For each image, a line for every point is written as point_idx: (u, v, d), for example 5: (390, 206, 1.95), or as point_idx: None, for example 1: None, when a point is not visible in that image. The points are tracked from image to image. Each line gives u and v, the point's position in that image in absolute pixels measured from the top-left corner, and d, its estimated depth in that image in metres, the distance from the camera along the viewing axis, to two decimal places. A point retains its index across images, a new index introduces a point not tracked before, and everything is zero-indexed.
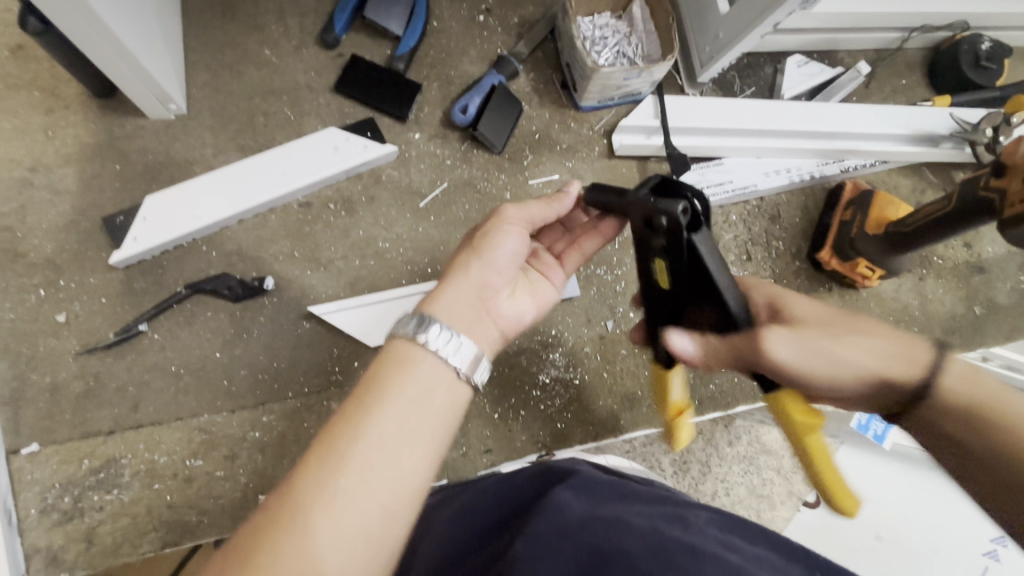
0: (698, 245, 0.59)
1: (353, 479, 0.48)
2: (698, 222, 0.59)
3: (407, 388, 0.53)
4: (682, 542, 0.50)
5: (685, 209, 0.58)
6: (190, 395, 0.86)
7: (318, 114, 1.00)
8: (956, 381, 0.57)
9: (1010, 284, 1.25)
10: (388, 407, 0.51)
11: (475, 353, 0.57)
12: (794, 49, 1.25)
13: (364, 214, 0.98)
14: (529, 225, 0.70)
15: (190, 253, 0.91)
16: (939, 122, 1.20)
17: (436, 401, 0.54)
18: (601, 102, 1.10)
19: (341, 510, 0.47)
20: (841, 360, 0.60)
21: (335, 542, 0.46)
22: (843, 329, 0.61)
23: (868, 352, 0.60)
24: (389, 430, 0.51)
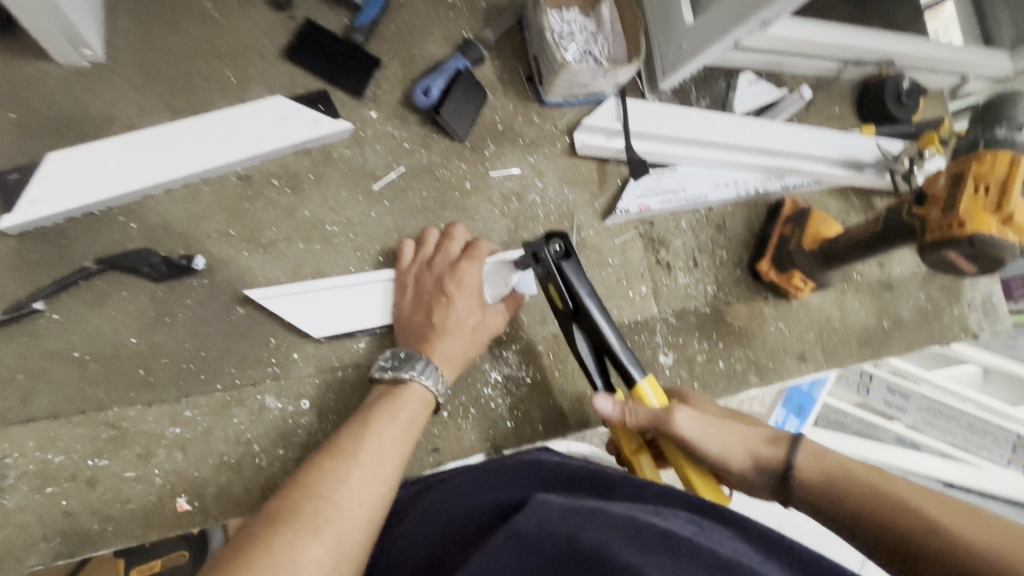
0: (567, 272, 0.81)
1: (337, 494, 0.60)
2: (569, 256, 0.81)
3: (404, 410, 0.72)
4: (656, 526, 0.52)
5: (556, 249, 0.80)
6: (97, 386, 0.75)
7: (264, 80, 0.91)
8: (806, 461, 0.70)
9: (911, 301, 1.39)
10: (392, 416, 0.70)
11: (436, 370, 0.77)
12: (747, 67, 1.30)
13: (311, 194, 0.90)
14: (462, 283, 0.84)
15: (103, 223, 0.79)
16: (867, 150, 1.30)
17: (421, 423, 0.74)
18: (565, 99, 1.08)
19: (353, 489, 0.62)
20: (727, 444, 0.73)
21: (347, 516, 0.59)
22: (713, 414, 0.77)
23: (753, 451, 0.73)
24: (368, 455, 0.66)
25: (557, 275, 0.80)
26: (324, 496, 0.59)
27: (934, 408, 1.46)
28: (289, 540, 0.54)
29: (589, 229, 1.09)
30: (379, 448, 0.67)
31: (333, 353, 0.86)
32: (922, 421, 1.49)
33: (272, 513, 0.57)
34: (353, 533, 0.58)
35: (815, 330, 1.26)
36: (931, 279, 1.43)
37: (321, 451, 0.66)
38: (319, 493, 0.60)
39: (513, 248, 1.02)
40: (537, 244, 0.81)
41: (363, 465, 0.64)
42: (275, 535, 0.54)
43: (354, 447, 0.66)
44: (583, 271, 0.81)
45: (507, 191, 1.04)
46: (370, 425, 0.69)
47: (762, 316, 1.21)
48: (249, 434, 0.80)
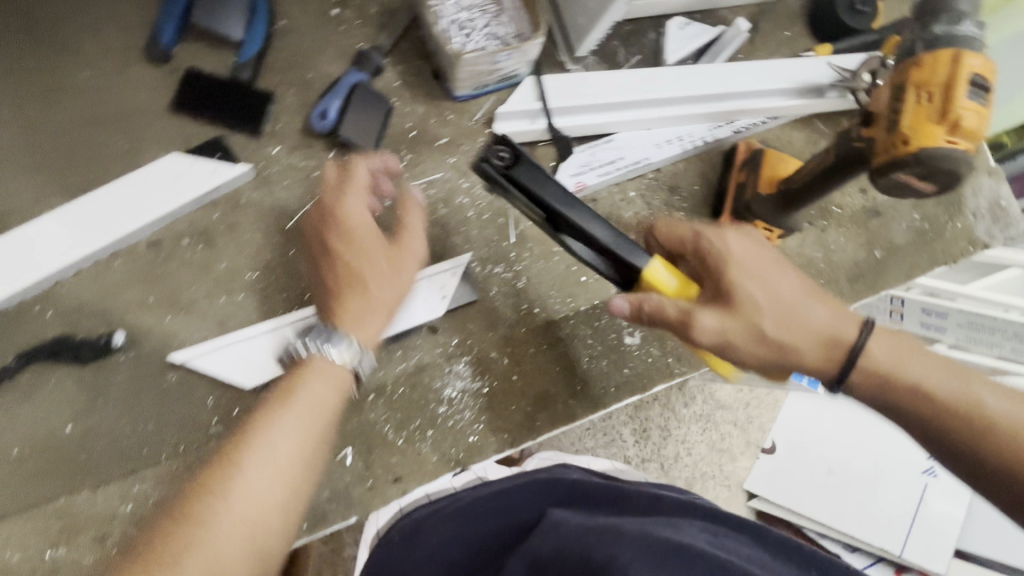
0: (519, 178, 0.74)
1: (245, 487, 0.69)
2: (518, 161, 0.74)
3: (304, 391, 0.76)
4: (670, 540, 0.62)
5: (504, 157, 0.74)
6: (43, 477, 0.76)
7: (157, 139, 0.89)
8: (879, 350, 0.74)
9: (905, 224, 1.28)
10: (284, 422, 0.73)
11: (348, 347, 0.82)
12: (675, 11, 1.21)
13: (225, 245, 0.88)
14: (359, 245, 0.86)
15: (22, 317, 0.80)
16: (821, 73, 1.19)
17: (327, 401, 0.78)
18: (477, 89, 1.03)
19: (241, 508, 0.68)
20: (805, 326, 0.72)
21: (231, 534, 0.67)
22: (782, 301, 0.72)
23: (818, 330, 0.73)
24: (276, 447, 0.72)
25: (506, 185, 0.75)
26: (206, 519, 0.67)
27: (974, 322, 1.32)
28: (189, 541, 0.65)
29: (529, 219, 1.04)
30: (269, 457, 0.71)
31: None
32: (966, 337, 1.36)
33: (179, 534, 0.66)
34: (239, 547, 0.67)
35: None
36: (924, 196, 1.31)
37: (227, 462, 0.72)
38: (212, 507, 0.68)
39: (447, 256, 0.98)
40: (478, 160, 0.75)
41: (258, 465, 0.70)
42: (176, 534, 0.66)
43: (234, 476, 0.69)
44: (539, 170, 0.75)
45: (432, 199, 1.00)
46: (277, 415, 0.74)
47: None
48: None
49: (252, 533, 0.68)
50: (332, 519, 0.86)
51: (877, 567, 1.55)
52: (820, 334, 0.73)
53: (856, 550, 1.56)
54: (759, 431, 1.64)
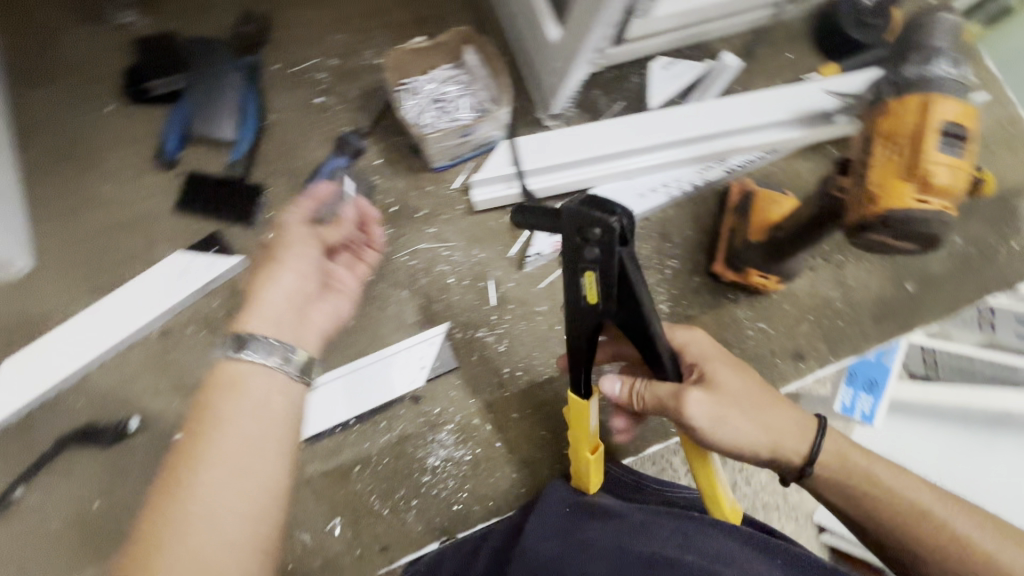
0: (626, 262, 0.62)
1: (208, 467, 0.58)
2: (627, 242, 0.62)
3: (244, 419, 0.62)
4: None
5: (618, 225, 0.60)
6: (75, 548, 0.88)
7: (168, 239, 1.00)
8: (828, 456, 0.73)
9: (944, 251, 1.15)
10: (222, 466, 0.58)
11: (297, 357, 0.68)
12: (657, 51, 1.18)
13: (224, 330, 0.97)
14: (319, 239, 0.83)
15: (57, 406, 0.92)
16: (823, 99, 1.11)
17: (279, 424, 0.63)
18: (454, 159, 1.07)
19: (208, 518, 0.55)
20: (738, 432, 0.71)
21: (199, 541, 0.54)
22: (754, 406, 0.72)
23: (791, 420, 0.73)
24: (234, 445, 0.60)
25: (625, 268, 0.63)
26: (183, 511, 0.55)
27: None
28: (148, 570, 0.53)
29: (509, 281, 1.05)
30: (261, 468, 0.60)
31: None
32: None
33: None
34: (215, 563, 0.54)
35: (810, 318, 1.09)
36: (968, 216, 1.16)
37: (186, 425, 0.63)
38: (182, 511, 0.56)
39: (429, 325, 1.01)
40: (586, 216, 0.61)
41: (211, 503, 0.56)
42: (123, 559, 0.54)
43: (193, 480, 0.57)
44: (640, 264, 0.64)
45: (413, 270, 1.04)
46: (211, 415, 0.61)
47: (734, 321, 1.07)
48: None
49: (238, 501, 0.57)
50: None
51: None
52: (787, 448, 0.72)
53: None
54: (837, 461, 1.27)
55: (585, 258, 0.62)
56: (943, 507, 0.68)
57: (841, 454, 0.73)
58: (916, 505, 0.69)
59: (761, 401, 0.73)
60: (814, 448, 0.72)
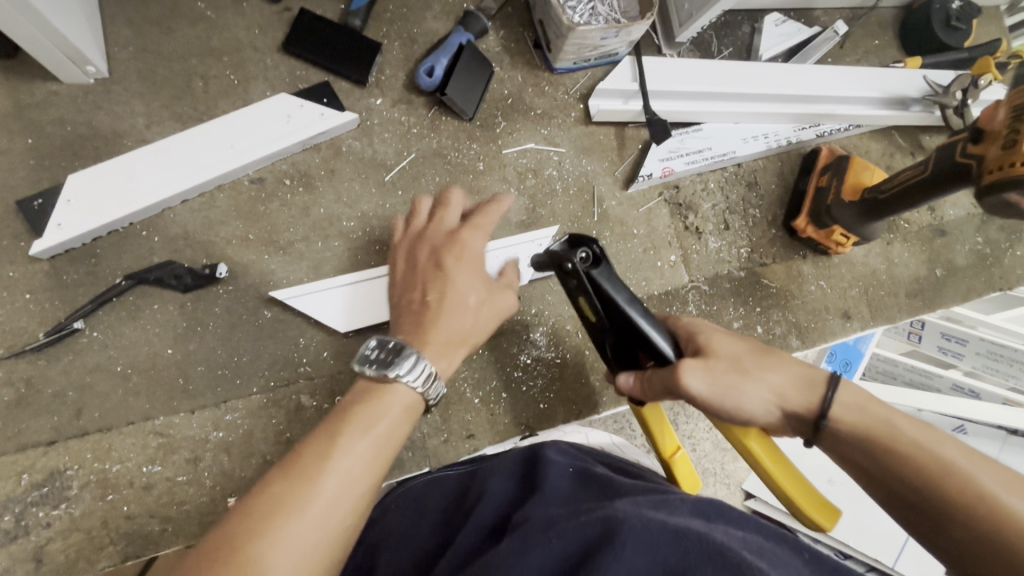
0: (600, 283, 0.69)
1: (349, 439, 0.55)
2: (599, 263, 0.70)
3: (383, 419, 0.57)
4: (668, 526, 0.52)
5: (584, 257, 0.70)
6: (141, 397, 0.78)
7: (266, 78, 0.89)
8: (849, 410, 0.63)
9: (967, 246, 1.29)
10: (353, 453, 0.54)
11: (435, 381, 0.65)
12: (771, 7, 1.21)
13: (325, 190, 0.89)
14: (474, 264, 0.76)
15: (127, 238, 0.80)
16: (911, 86, 1.20)
17: (403, 432, 0.59)
18: (576, 64, 1.03)
19: (322, 512, 0.50)
20: (747, 391, 0.64)
21: (304, 541, 0.49)
22: (756, 363, 0.66)
23: (799, 375, 0.65)
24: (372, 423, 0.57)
25: (591, 288, 0.70)
26: (316, 466, 0.52)
27: (992, 352, 1.36)
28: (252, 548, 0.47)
29: (612, 199, 1.05)
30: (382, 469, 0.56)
31: (362, 349, 0.86)
32: (982, 365, 1.40)
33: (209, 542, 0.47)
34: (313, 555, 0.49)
35: (860, 285, 1.19)
36: (989, 219, 1.31)
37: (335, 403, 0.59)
38: (297, 493, 0.50)
39: (532, 227, 0.99)
40: (561, 254, 0.70)
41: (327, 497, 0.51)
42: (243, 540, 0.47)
43: (313, 471, 0.51)
44: (617, 279, 0.70)
45: (523, 168, 1.00)
46: (353, 415, 0.57)
47: (801, 276, 1.15)
48: (288, 432, 0.82)
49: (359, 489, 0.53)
50: (407, 466, 0.89)
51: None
52: (797, 400, 0.64)
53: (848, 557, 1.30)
54: None
55: (572, 284, 0.74)
56: (968, 460, 0.58)
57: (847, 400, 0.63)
58: (940, 465, 0.58)
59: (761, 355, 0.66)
60: (827, 399, 0.63)
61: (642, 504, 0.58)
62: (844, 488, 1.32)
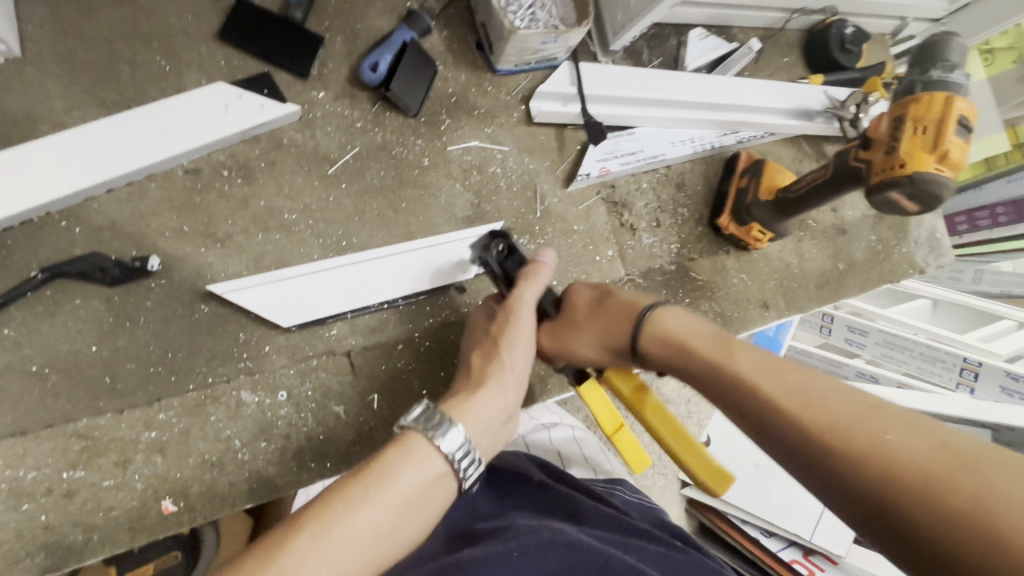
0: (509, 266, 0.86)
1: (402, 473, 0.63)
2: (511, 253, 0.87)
3: (434, 459, 0.65)
4: None
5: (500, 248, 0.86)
6: (61, 398, 0.73)
7: (201, 66, 0.86)
8: (662, 331, 0.76)
9: (864, 243, 1.45)
10: (410, 473, 0.63)
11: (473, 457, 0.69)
12: (695, 23, 1.31)
13: (265, 182, 0.88)
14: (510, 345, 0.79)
15: (44, 229, 0.76)
16: (815, 99, 1.34)
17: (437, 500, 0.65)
18: (518, 66, 1.07)
19: (376, 517, 0.59)
20: (581, 341, 0.81)
21: (355, 540, 0.57)
22: (589, 315, 0.83)
23: (626, 307, 0.80)
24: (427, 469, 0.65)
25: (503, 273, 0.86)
26: (378, 483, 0.61)
27: (890, 341, 1.52)
28: (306, 543, 0.55)
29: (553, 197, 1.10)
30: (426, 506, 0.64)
31: (305, 343, 0.85)
32: (880, 355, 1.55)
33: (270, 539, 0.56)
34: (357, 555, 0.57)
35: (776, 278, 1.31)
36: (881, 220, 1.49)
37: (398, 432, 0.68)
38: (360, 497, 0.60)
39: (478, 222, 1.02)
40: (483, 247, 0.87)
41: (387, 502, 0.61)
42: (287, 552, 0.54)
43: (389, 480, 0.62)
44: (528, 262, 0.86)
45: (467, 165, 1.03)
46: (404, 458, 0.64)
47: (725, 269, 1.25)
48: (228, 430, 0.80)
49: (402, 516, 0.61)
50: None
51: (789, 550, 1.44)
52: (616, 339, 0.79)
53: (771, 534, 1.46)
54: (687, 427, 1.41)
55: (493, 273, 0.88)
56: (795, 379, 0.64)
57: (664, 332, 0.76)
58: (774, 401, 0.63)
59: (599, 310, 0.82)
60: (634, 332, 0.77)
61: (597, 538, 0.74)
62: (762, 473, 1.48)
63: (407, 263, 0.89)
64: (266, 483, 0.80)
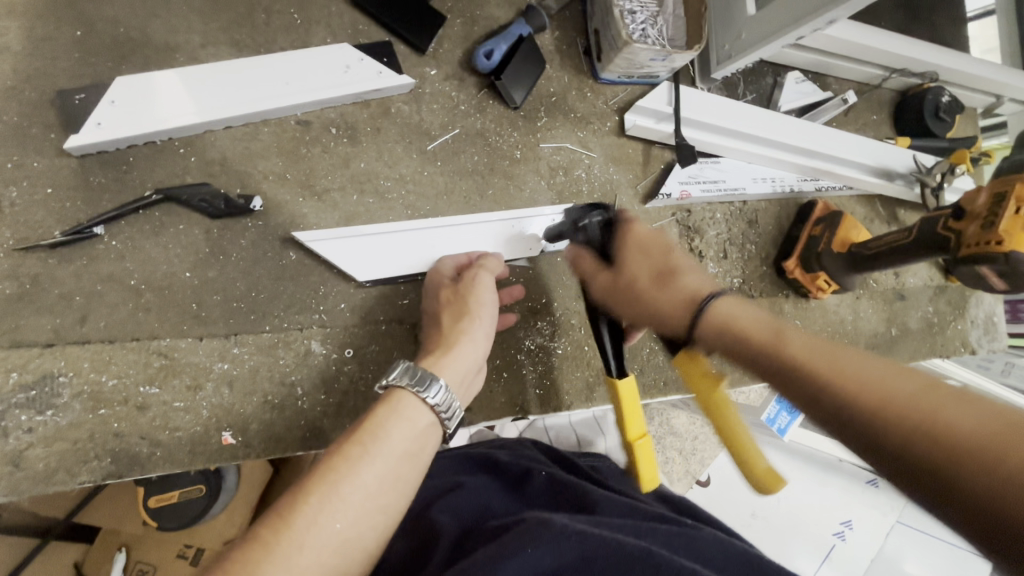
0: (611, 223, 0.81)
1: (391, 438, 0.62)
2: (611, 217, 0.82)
3: (420, 412, 0.66)
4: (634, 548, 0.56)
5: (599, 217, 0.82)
6: (151, 314, 0.76)
7: (329, 25, 0.89)
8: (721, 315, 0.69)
9: (921, 313, 1.43)
10: (399, 427, 0.63)
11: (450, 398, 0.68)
12: (794, 65, 1.31)
13: (368, 146, 0.90)
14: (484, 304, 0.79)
15: (163, 152, 0.79)
16: (900, 161, 1.33)
17: (431, 446, 0.66)
18: (620, 77, 1.08)
19: (379, 473, 0.60)
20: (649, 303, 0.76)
21: (361, 494, 0.58)
22: (669, 280, 0.75)
23: (687, 289, 0.73)
24: (414, 429, 0.64)
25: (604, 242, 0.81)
26: (368, 444, 0.61)
27: None
28: (319, 508, 0.55)
29: (630, 210, 1.11)
30: (411, 466, 0.62)
31: (378, 307, 0.87)
32: None
33: (281, 508, 0.55)
34: (367, 507, 0.58)
35: (828, 331, 1.30)
36: (942, 293, 1.46)
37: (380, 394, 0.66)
38: (348, 465, 0.59)
39: None
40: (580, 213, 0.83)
41: (383, 461, 0.60)
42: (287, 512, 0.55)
43: (382, 434, 0.62)
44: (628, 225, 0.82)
45: (555, 164, 1.04)
46: (387, 415, 0.64)
47: (781, 313, 1.24)
48: (293, 376, 0.82)
49: (397, 468, 0.61)
50: None
51: None
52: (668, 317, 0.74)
53: None
54: (699, 462, 1.40)
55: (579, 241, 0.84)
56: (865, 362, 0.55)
57: (724, 321, 0.68)
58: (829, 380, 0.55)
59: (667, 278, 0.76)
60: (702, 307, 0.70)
61: (612, 502, 0.72)
62: (766, 522, 1.39)
63: (481, 237, 0.92)
64: (319, 434, 0.82)
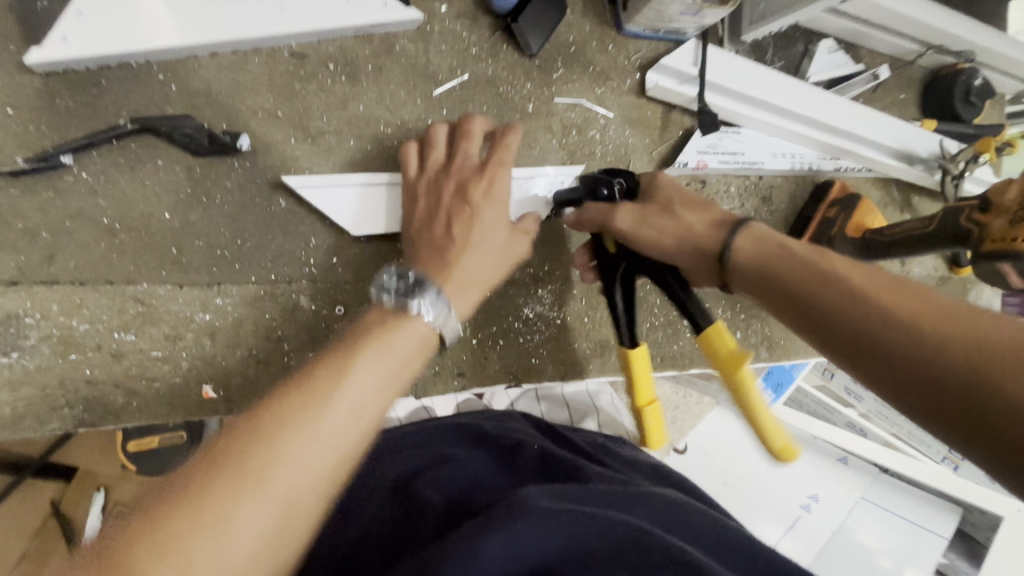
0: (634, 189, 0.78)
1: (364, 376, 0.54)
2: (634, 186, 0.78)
3: (407, 338, 0.59)
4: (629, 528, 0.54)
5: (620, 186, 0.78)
6: (126, 257, 0.70)
7: None
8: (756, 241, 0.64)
9: None
10: (376, 366, 0.56)
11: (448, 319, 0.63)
12: (828, 33, 1.23)
13: (369, 87, 0.82)
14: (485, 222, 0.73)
15: (140, 77, 0.71)
16: (923, 145, 1.27)
17: (413, 367, 0.59)
18: (645, 31, 1.00)
19: (346, 413, 0.52)
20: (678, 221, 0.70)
21: (327, 441, 0.50)
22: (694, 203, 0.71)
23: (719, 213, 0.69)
24: (396, 360, 0.57)
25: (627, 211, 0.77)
26: (336, 385, 0.53)
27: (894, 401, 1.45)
28: (276, 453, 0.48)
29: None
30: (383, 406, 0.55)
31: (373, 264, 0.82)
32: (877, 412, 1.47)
33: (229, 453, 0.47)
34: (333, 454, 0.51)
35: None
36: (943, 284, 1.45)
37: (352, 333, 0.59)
38: (308, 409, 0.51)
39: None
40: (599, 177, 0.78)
41: (352, 402, 0.53)
42: (239, 465, 0.46)
43: (346, 375, 0.54)
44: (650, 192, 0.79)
45: (568, 122, 0.97)
46: (358, 355, 0.56)
47: None
48: (280, 331, 0.77)
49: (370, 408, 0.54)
50: None
51: None
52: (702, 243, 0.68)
53: None
54: (677, 431, 1.35)
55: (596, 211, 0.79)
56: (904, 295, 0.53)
57: (763, 243, 0.64)
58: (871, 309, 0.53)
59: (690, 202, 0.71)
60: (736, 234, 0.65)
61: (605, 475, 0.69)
62: (737, 491, 1.34)
63: None
64: None
